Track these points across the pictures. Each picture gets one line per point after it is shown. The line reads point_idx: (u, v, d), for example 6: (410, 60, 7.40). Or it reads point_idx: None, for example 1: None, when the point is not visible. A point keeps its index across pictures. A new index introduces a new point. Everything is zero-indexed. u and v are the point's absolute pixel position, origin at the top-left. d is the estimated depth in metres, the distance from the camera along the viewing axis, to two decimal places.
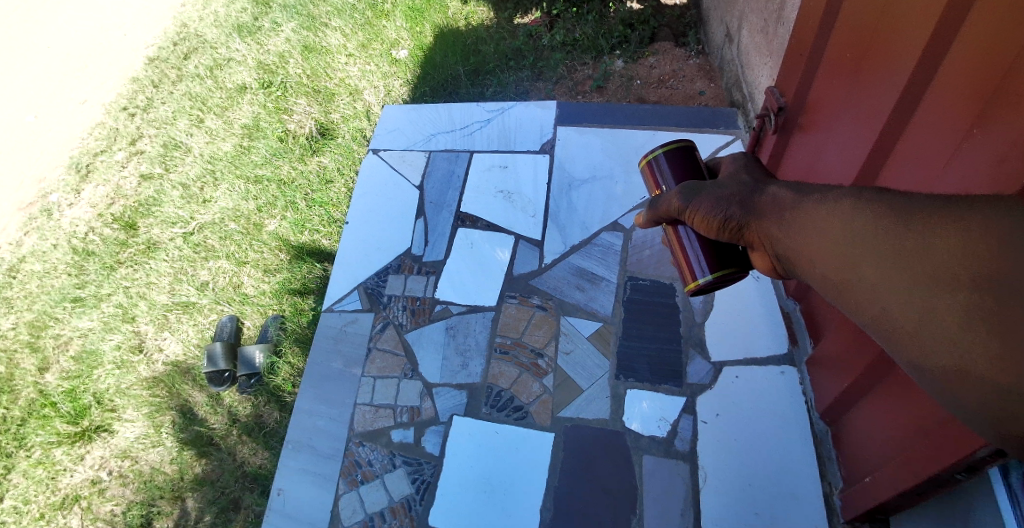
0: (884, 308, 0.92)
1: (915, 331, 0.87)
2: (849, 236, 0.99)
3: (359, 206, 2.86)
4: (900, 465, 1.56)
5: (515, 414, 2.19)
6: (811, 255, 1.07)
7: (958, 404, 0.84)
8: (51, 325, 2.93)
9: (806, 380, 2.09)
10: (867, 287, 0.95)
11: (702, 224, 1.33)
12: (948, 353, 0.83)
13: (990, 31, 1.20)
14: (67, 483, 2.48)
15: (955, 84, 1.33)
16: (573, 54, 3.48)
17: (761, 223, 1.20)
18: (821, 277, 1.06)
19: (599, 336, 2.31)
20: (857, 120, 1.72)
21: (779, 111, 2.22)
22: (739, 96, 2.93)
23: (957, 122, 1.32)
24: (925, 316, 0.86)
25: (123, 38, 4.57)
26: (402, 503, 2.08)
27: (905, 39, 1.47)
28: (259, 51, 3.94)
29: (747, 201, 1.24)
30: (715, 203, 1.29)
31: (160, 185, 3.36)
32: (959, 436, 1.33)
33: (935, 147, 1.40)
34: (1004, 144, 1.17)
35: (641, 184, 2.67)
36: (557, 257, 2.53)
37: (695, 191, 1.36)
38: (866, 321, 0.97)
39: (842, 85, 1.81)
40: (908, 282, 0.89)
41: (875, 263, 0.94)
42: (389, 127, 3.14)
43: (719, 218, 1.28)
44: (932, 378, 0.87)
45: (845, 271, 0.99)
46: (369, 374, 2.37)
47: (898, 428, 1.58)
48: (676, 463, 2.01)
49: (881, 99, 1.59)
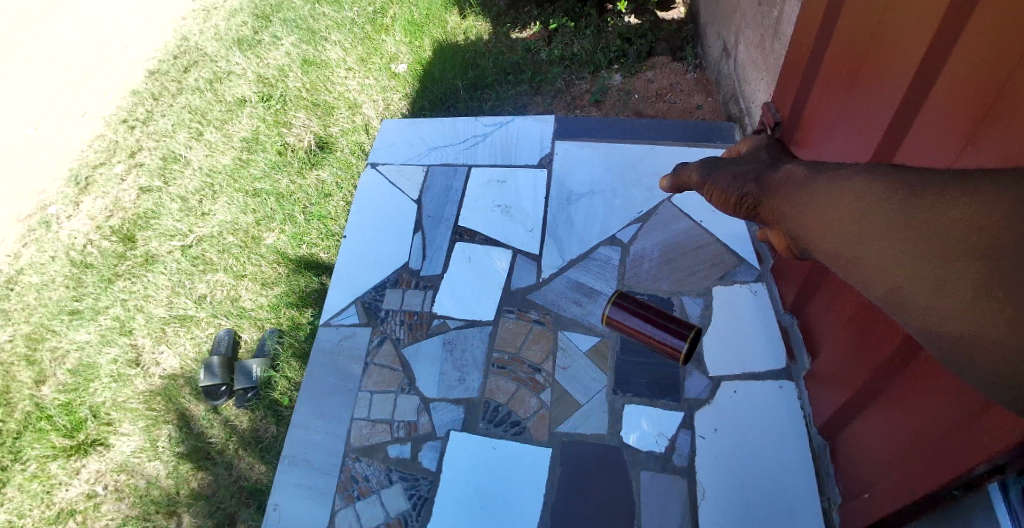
0: (894, 280, 0.94)
1: (925, 302, 0.89)
2: (859, 205, 1.00)
3: (357, 219, 2.87)
4: (903, 469, 1.55)
5: (512, 429, 2.18)
6: (820, 229, 1.09)
7: (969, 371, 0.87)
8: (48, 338, 2.92)
9: (804, 395, 2.09)
10: (876, 260, 0.97)
11: (719, 199, 1.48)
12: (959, 324, 0.85)
13: (988, 37, 1.21)
14: (62, 497, 2.47)
15: (953, 92, 1.33)
16: (571, 68, 3.50)
17: (776, 200, 1.25)
18: (828, 251, 1.07)
19: (596, 350, 2.31)
20: (858, 120, 1.72)
21: (775, 126, 2.30)
22: (735, 109, 2.95)
23: (954, 130, 1.33)
24: (936, 287, 0.87)
25: (123, 51, 4.59)
26: (398, 519, 2.06)
27: (903, 47, 1.48)
28: (259, 65, 3.97)
29: (761, 179, 1.36)
30: (733, 181, 1.44)
31: (159, 198, 3.37)
32: (968, 446, 1.29)
33: (933, 155, 1.41)
34: (1003, 144, 1.17)
35: (639, 197, 2.68)
36: (554, 271, 2.53)
37: (716, 167, 1.55)
38: (877, 293, 0.98)
39: (843, 86, 1.81)
40: (918, 255, 0.90)
41: (884, 236, 0.95)
42: (388, 140, 3.15)
43: (733, 193, 1.42)
44: (943, 347, 0.89)
45: (852, 242, 1.00)
46: (365, 388, 2.37)
47: (900, 436, 1.57)
48: (673, 479, 2.00)
49: (879, 106, 1.61)
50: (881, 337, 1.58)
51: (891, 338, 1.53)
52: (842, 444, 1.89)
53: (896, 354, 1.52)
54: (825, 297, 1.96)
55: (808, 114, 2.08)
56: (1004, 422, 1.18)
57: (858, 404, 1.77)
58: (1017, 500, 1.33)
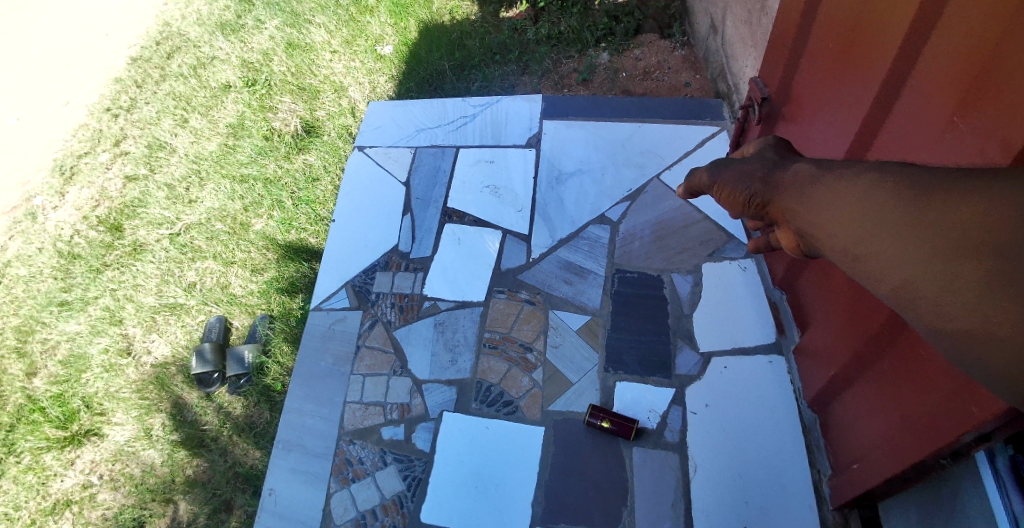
0: (906, 276, 0.84)
1: (938, 302, 0.79)
2: (869, 203, 0.91)
3: (346, 203, 2.85)
4: (891, 446, 1.56)
5: (505, 409, 2.19)
6: (831, 227, 0.97)
7: (983, 373, 0.77)
8: (37, 330, 2.90)
9: (793, 368, 2.11)
10: (885, 258, 0.87)
11: (728, 200, 1.26)
12: (971, 324, 0.76)
13: (981, 23, 1.19)
14: (57, 488, 2.46)
15: (941, 76, 1.32)
16: (559, 47, 3.47)
17: (784, 199, 1.11)
18: (837, 251, 0.96)
19: (587, 329, 2.31)
20: (844, 100, 1.72)
21: (763, 102, 2.25)
22: (724, 86, 2.93)
23: (938, 118, 1.33)
24: (946, 285, 0.78)
25: (105, 38, 4.52)
26: (393, 500, 2.07)
27: (892, 28, 1.46)
28: (243, 49, 3.91)
29: (769, 177, 1.17)
30: (740, 177, 1.22)
31: (145, 186, 3.34)
32: (956, 420, 1.31)
33: (916, 139, 1.41)
34: (985, 128, 1.18)
35: (628, 176, 2.68)
36: (545, 251, 2.53)
37: (723, 165, 1.30)
38: (885, 293, 0.88)
39: (829, 67, 1.82)
40: (928, 254, 0.81)
41: (893, 235, 0.86)
42: (375, 123, 3.13)
43: (742, 193, 1.21)
44: (961, 348, 0.79)
45: (858, 243, 0.91)
46: (358, 372, 2.37)
47: (890, 410, 1.58)
48: (666, 454, 2.02)
49: (864, 89, 1.61)
50: (872, 309, 1.57)
51: (881, 309, 1.52)
52: (833, 417, 1.90)
53: (885, 327, 1.52)
54: (816, 274, 1.95)
55: (795, 94, 2.08)
56: (985, 392, 1.21)
57: (848, 378, 1.78)
58: (1004, 469, 1.32)
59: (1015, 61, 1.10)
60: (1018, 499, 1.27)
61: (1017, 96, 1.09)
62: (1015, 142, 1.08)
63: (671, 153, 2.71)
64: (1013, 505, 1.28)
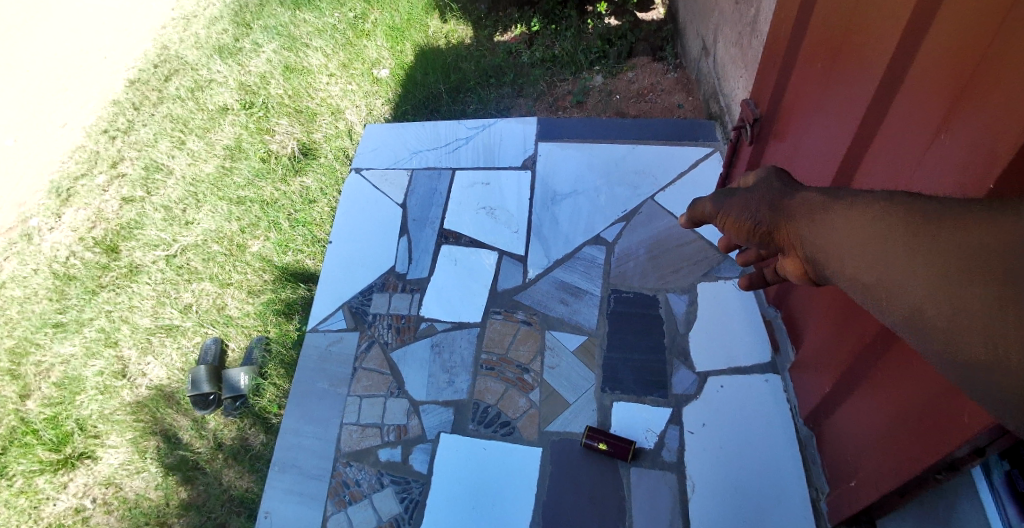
0: (915, 301, 0.83)
1: (948, 327, 0.79)
2: (878, 230, 0.91)
3: (343, 224, 2.87)
4: (886, 460, 1.58)
5: (502, 429, 2.19)
6: (838, 251, 0.97)
7: (984, 398, 0.77)
8: (32, 352, 2.89)
9: (789, 386, 2.13)
10: (892, 282, 0.87)
11: (733, 228, 1.26)
12: (979, 352, 0.75)
13: (962, 52, 1.25)
14: (50, 512, 2.44)
15: (924, 98, 1.38)
16: (553, 70, 3.53)
17: (791, 225, 1.10)
18: (844, 276, 0.96)
19: (584, 349, 2.33)
20: (834, 117, 1.76)
21: (755, 122, 2.30)
22: (716, 107, 2.98)
23: (923, 138, 1.38)
24: (958, 310, 0.78)
25: (102, 61, 4.56)
26: (390, 522, 2.06)
27: (882, 39, 1.50)
28: (241, 72, 3.95)
29: (775, 203, 1.16)
30: (746, 204, 1.22)
31: (142, 208, 3.35)
32: (951, 419, 1.32)
33: (903, 155, 1.46)
34: (965, 150, 1.23)
35: (622, 196, 2.71)
36: (541, 271, 2.55)
37: (728, 194, 1.30)
38: (895, 318, 0.87)
39: (817, 85, 1.87)
40: (941, 280, 0.81)
41: (905, 261, 0.86)
42: (372, 145, 3.16)
43: (746, 219, 1.21)
44: (967, 376, 0.78)
45: (865, 268, 0.91)
46: (354, 393, 2.37)
47: (887, 407, 1.58)
48: (663, 474, 2.03)
49: (854, 100, 1.65)
50: (864, 319, 1.60)
51: (873, 320, 1.54)
52: (828, 430, 1.91)
53: (878, 337, 1.53)
54: (807, 287, 1.98)
55: (785, 112, 2.13)
56: (979, 407, 1.22)
57: (843, 390, 1.79)
58: (1000, 482, 1.34)
59: (1002, 72, 1.14)
60: (1015, 511, 1.29)
61: (1006, 106, 1.12)
62: (1002, 150, 1.12)
63: (665, 174, 2.75)
64: (1009, 516, 1.30)
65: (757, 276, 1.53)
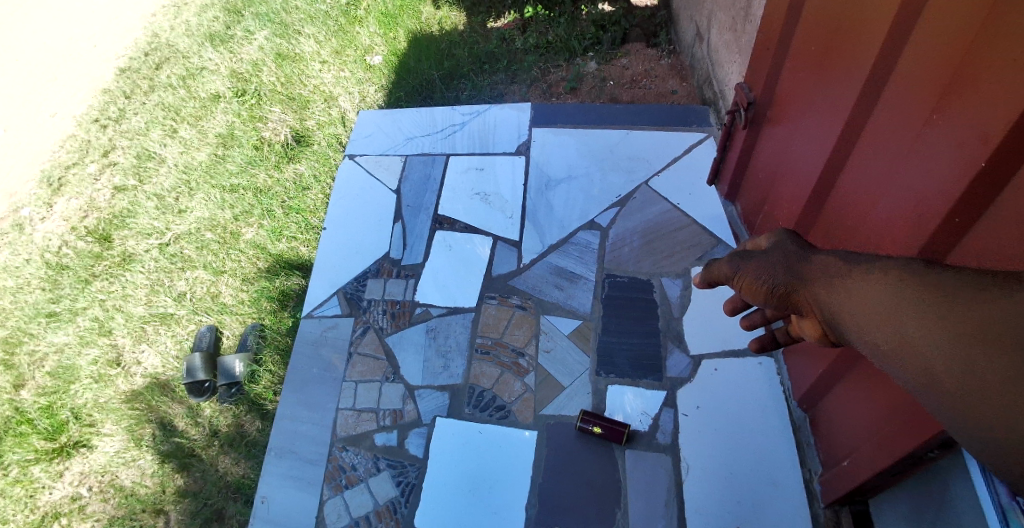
0: (927, 362, 0.82)
1: (960, 388, 0.78)
2: (891, 289, 0.89)
3: (337, 211, 2.87)
4: (879, 447, 1.59)
5: (498, 413, 2.20)
6: (851, 309, 0.94)
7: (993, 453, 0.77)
8: (25, 341, 2.88)
9: (782, 369, 2.14)
10: (908, 342, 0.85)
11: (750, 291, 1.19)
12: (992, 416, 0.75)
13: (950, 37, 1.26)
14: (46, 500, 2.44)
15: (914, 87, 1.39)
16: (546, 56, 3.52)
17: (810, 288, 1.05)
18: (855, 331, 0.94)
19: (578, 333, 2.34)
20: (824, 112, 1.79)
21: (749, 105, 2.27)
22: (710, 93, 2.98)
23: (914, 129, 1.39)
24: (967, 372, 0.78)
25: (92, 50, 4.51)
26: (387, 506, 2.07)
27: (869, 44, 1.53)
28: (232, 60, 3.93)
29: (793, 266, 1.10)
30: (766, 267, 1.15)
31: (134, 196, 3.33)
32: None
33: (895, 146, 1.47)
34: (960, 131, 1.24)
35: (616, 183, 2.71)
36: (535, 256, 2.56)
37: (744, 256, 1.23)
38: (905, 374, 0.86)
39: (809, 77, 1.89)
40: (952, 340, 0.80)
41: (920, 320, 0.84)
42: (365, 132, 3.16)
43: (764, 282, 1.15)
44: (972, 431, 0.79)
45: (877, 325, 0.89)
46: (350, 378, 2.37)
47: (880, 398, 1.58)
48: (658, 456, 2.04)
49: (842, 99, 1.68)
50: None
51: None
52: (822, 413, 1.92)
53: None
54: None
55: (778, 102, 2.14)
56: None
57: (833, 377, 1.81)
58: None
59: (990, 60, 1.15)
60: (1006, 492, 1.26)
61: (995, 94, 1.14)
62: (994, 135, 1.14)
63: (659, 159, 2.76)
64: (1000, 496, 1.28)
65: (767, 339, 1.53)
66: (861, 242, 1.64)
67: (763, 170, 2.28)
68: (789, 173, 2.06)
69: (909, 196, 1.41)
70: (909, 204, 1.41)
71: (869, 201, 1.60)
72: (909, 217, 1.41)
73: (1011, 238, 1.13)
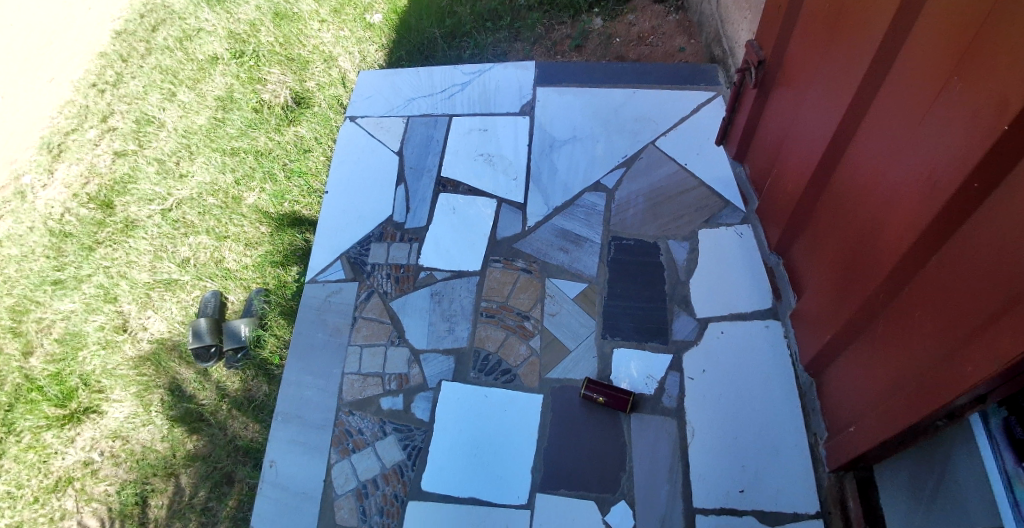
0: None
1: None
2: None
3: (338, 174, 2.82)
4: (879, 418, 1.54)
5: (503, 377, 2.19)
6: None
7: None
8: (33, 309, 2.88)
9: (789, 332, 2.11)
10: None
11: None
12: None
13: (961, 17, 1.22)
14: (59, 465, 2.47)
15: (922, 66, 1.35)
16: (551, 13, 3.40)
17: None
18: None
19: (584, 296, 2.30)
20: (831, 87, 1.74)
21: (758, 66, 2.20)
22: (718, 51, 2.89)
23: (919, 110, 1.36)
24: None
25: (87, 12, 4.41)
26: (394, 469, 2.09)
27: (880, 18, 1.48)
28: (229, 20, 3.83)
29: None
30: None
31: (135, 162, 3.29)
32: (943, 385, 1.29)
33: (900, 125, 1.44)
34: (963, 113, 1.22)
35: (623, 143, 2.65)
36: (540, 219, 2.51)
37: None
38: None
39: (817, 49, 1.84)
40: None
41: None
42: (366, 93, 3.08)
43: None
44: None
45: None
46: (355, 342, 2.36)
47: (886, 371, 1.55)
48: (664, 419, 2.03)
49: (850, 74, 1.64)
50: (868, 274, 1.60)
51: (882, 271, 1.52)
52: (829, 379, 1.88)
53: (880, 290, 1.53)
54: (813, 239, 1.95)
55: (786, 70, 2.08)
56: (956, 374, 1.25)
57: (841, 343, 1.77)
58: (997, 430, 1.34)
59: (996, 40, 1.13)
60: (1011, 458, 1.30)
61: (1000, 76, 1.12)
62: (996, 118, 1.12)
63: (666, 119, 2.68)
64: (1005, 461, 1.31)
65: None
66: (864, 218, 1.62)
67: (769, 136, 2.23)
68: (795, 145, 2.02)
69: (911, 176, 1.39)
70: (911, 187, 1.39)
71: (870, 179, 1.58)
72: (911, 200, 1.39)
73: (1013, 222, 1.12)
